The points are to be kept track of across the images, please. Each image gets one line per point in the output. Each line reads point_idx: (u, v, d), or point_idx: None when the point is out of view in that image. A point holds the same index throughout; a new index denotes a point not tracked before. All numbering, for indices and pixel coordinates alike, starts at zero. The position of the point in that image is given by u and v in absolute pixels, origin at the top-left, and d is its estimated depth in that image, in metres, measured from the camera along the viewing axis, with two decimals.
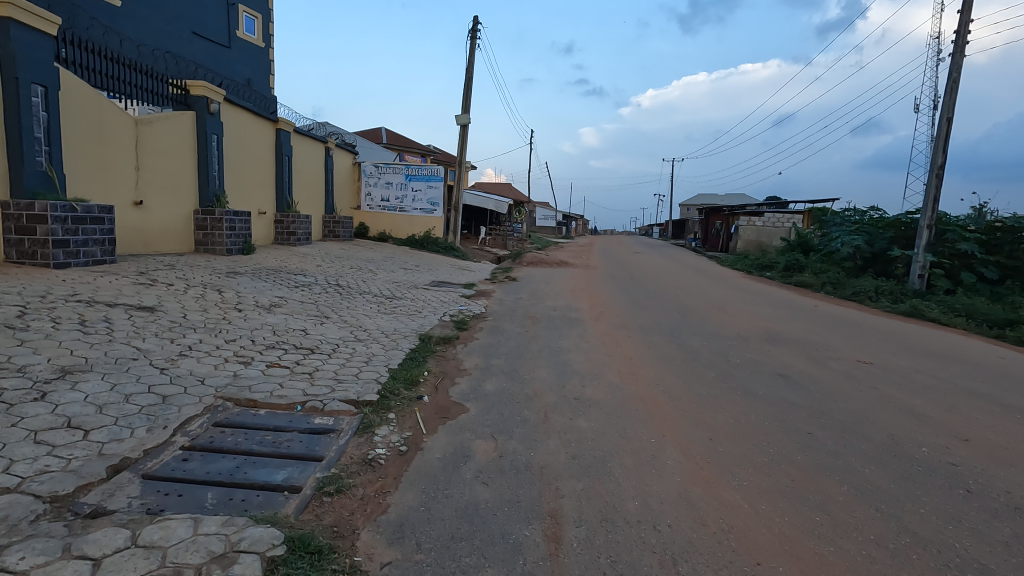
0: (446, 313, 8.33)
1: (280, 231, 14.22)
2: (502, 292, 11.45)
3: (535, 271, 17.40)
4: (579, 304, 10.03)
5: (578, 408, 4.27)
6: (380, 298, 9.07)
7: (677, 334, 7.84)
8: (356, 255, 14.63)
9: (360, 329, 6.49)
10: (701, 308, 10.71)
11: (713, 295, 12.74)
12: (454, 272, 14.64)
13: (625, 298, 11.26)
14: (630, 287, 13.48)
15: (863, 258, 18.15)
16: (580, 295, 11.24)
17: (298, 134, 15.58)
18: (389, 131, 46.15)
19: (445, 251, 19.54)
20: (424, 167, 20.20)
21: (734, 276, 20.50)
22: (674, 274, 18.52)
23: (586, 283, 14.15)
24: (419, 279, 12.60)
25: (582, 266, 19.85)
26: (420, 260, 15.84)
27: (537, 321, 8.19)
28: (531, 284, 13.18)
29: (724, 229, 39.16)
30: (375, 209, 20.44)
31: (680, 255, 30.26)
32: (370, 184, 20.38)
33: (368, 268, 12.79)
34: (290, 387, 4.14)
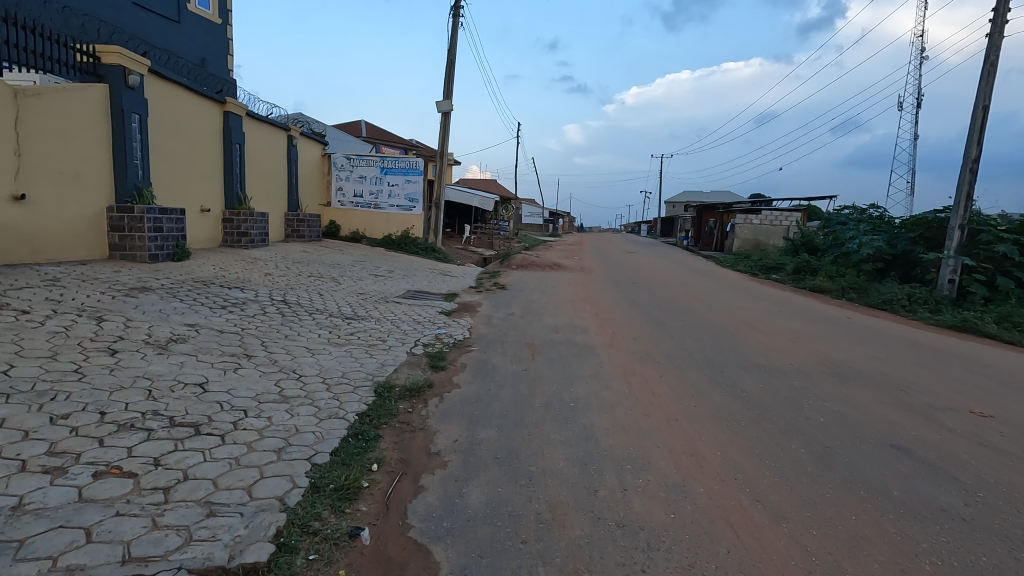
0: (420, 342, 6.42)
1: (229, 231, 12.19)
2: (490, 305, 9.63)
3: (527, 276, 15.60)
4: (584, 322, 8.27)
5: (632, 558, 2.47)
6: (336, 320, 7.12)
7: (716, 367, 6.14)
8: (321, 260, 12.69)
9: (291, 378, 4.56)
10: (727, 325, 9.04)
11: (733, 307, 11.06)
12: (434, 279, 12.72)
13: (635, 312, 9.53)
14: (636, 297, 11.75)
15: (882, 261, 16.72)
16: (582, 309, 9.47)
17: (253, 119, 13.50)
18: (368, 124, 43.96)
19: (425, 253, 17.61)
20: (401, 158, 18.13)
21: (741, 279, 18.92)
22: (678, 278, 16.84)
23: (585, 291, 12.38)
24: (391, 288, 10.71)
25: (576, 269, 18.08)
26: (396, 265, 13.93)
27: (536, 350, 6.42)
28: (523, 294, 11.40)
29: (719, 227, 37.71)
30: (347, 206, 18.47)
31: (675, 254, 28.65)
32: (342, 177, 18.38)
33: (332, 276, 10.88)
34: (104, 539, 2.23)
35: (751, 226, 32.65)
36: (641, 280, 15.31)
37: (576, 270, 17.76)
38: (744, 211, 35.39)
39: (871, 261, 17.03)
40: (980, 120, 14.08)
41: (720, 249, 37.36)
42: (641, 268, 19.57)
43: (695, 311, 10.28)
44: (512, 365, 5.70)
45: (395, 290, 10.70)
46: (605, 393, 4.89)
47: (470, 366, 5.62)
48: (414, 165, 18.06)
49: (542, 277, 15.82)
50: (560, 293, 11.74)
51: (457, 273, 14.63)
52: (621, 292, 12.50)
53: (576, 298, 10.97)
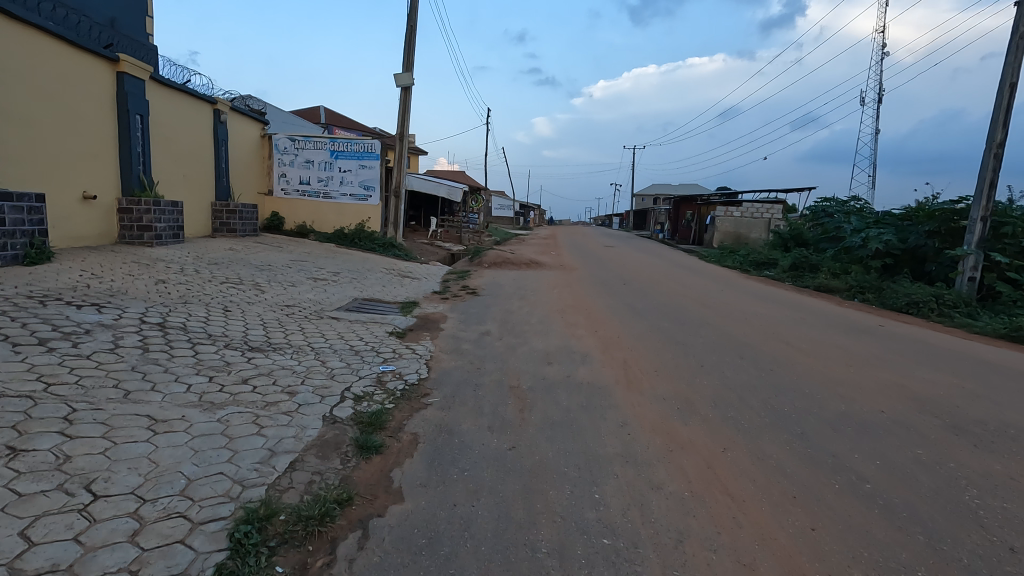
0: (350, 393, 4.22)
1: (127, 224, 9.66)
2: (456, 320, 7.50)
3: (501, 276, 13.49)
4: (582, 347, 6.22)
5: None
6: (231, 355, 4.84)
7: (790, 424, 4.18)
8: (249, 260, 10.31)
9: (67, 508, 2.36)
10: (759, 343, 7.13)
11: (752, 317, 9.18)
12: (390, 283, 10.51)
13: (642, 328, 7.54)
14: (634, 305, 9.80)
15: (890, 257, 15.24)
16: (575, 325, 7.42)
17: (161, 86, 10.95)
18: (327, 109, 41.10)
19: (384, 249, 15.30)
20: (355, 140, 15.67)
21: (734, 277, 17.25)
22: (670, 277, 15.05)
23: (571, 296, 10.35)
24: (332, 298, 8.46)
25: (556, 266, 16.07)
26: (345, 265, 11.63)
27: (526, 400, 4.33)
28: (497, 301, 9.32)
29: (697, 220, 36.39)
30: (292, 195, 16.03)
31: (657, 249, 27.05)
32: (285, 162, 15.92)
33: (256, 281, 8.57)
34: None
35: (732, 219, 31.61)
36: (632, 281, 13.41)
37: (556, 268, 15.77)
38: (724, 203, 34.08)
39: (878, 257, 15.55)
40: (1006, 99, 12.63)
41: (698, 242, 36.05)
42: (627, 265, 17.69)
43: (711, 324, 8.36)
44: (491, 437, 3.60)
45: (337, 300, 8.43)
46: (653, 502, 2.87)
47: (424, 442, 3.50)
48: (369, 148, 15.63)
49: (518, 276, 13.76)
50: (542, 299, 9.70)
51: (420, 274, 12.42)
52: (613, 298, 10.53)
53: (563, 307, 8.94)
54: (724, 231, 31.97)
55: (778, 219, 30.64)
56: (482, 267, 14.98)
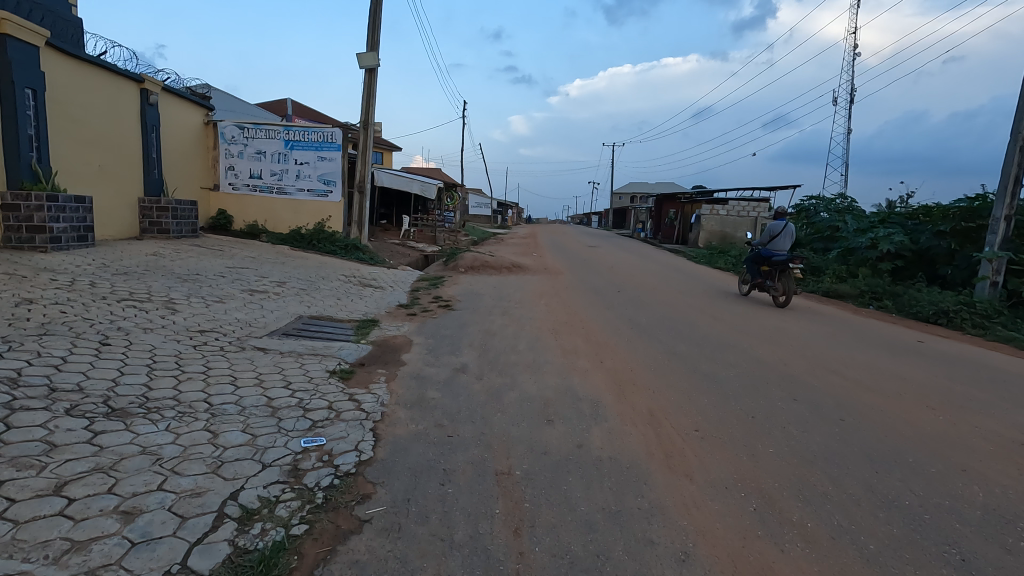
0: (235, 506, 2.59)
1: (14, 223, 7.75)
2: (423, 348, 5.87)
3: (479, 283, 11.88)
4: (588, 390, 4.68)
5: None
6: (67, 431, 3.15)
7: (930, 538, 2.71)
8: (173, 266, 8.51)
9: None
10: (803, 375, 5.70)
11: (777, 335, 7.75)
12: (347, 296, 8.79)
13: (656, 355, 6.04)
14: (636, 319, 8.32)
15: (900, 259, 14.09)
16: (574, 352, 5.88)
17: (64, 54, 9.04)
18: (293, 101, 38.86)
19: (346, 252, 13.53)
20: (312, 128, 13.85)
21: (731, 280, 15.96)
22: (666, 282, 13.67)
23: (562, 309, 8.82)
24: (268, 319, 6.75)
25: (539, 270, 14.52)
26: (297, 272, 9.89)
27: (524, 506, 2.77)
28: (475, 317, 7.72)
29: (681, 219, 35.30)
30: (242, 191, 14.16)
31: (643, 250, 25.80)
32: (234, 153, 14.06)
33: (171, 297, 6.81)
34: None
35: (717, 218, 30.68)
36: (627, 288, 11.94)
37: (540, 272, 14.22)
38: (709, 202, 32.99)
39: (887, 259, 14.40)
40: None
41: (682, 242, 34.97)
42: (616, 269, 16.23)
43: (734, 345, 6.91)
44: None
45: (273, 322, 6.70)
46: None
47: None
48: (329, 138, 13.83)
49: (498, 283, 12.18)
50: (529, 314, 8.13)
51: (386, 282, 10.72)
52: (611, 310, 9.02)
53: (555, 324, 7.39)
54: (710, 230, 30.89)
55: (765, 218, 29.68)
56: (457, 272, 13.35)
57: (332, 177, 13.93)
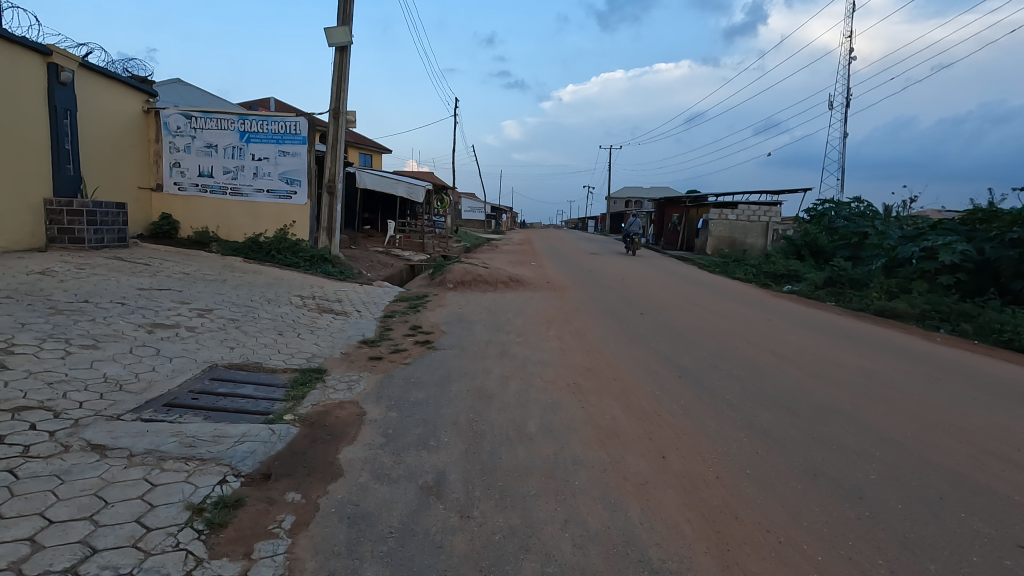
0: None
1: None
2: (378, 431, 3.73)
3: (470, 302, 9.76)
4: (664, 543, 2.58)
5: None
6: None
7: None
8: (56, 289, 6.30)
9: None
10: (977, 476, 3.64)
11: (876, 386, 5.69)
12: (295, 329, 6.57)
13: (739, 437, 3.95)
14: (680, 361, 6.23)
15: (962, 271, 12.13)
16: (616, 437, 3.78)
17: None
18: (275, 99, 36.59)
19: (311, 264, 11.29)
20: (273, 116, 11.63)
21: (761, 295, 13.91)
22: (692, 300, 11.58)
23: (579, 343, 6.72)
24: (156, 377, 4.56)
25: (541, 284, 12.40)
26: (235, 294, 7.70)
27: None
28: (465, 361, 5.61)
29: (686, 224, 33.34)
30: (189, 191, 11.95)
31: (650, 258, 23.83)
32: (179, 147, 11.87)
33: (11, 341, 4.61)
34: None
35: (726, 222, 28.85)
36: (649, 309, 9.85)
37: (542, 287, 12.11)
38: (716, 206, 31.05)
39: (945, 271, 12.45)
40: None
41: (687, 248, 33.03)
42: (629, 281, 14.11)
43: (835, 409, 4.83)
44: None
45: (161, 382, 4.49)
46: None
47: None
48: (292, 128, 11.62)
49: (495, 301, 10.05)
50: (537, 354, 6.01)
51: (354, 305, 8.53)
52: (641, 345, 6.90)
53: (576, 374, 5.27)
54: (718, 236, 28.97)
55: (777, 224, 27.79)
56: (444, 288, 11.20)
57: (296, 175, 11.72)
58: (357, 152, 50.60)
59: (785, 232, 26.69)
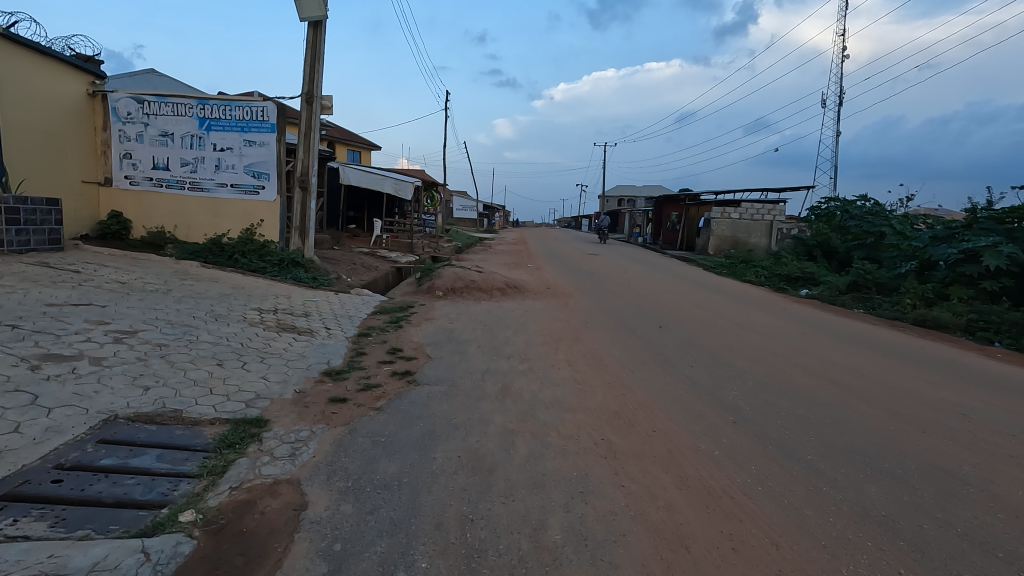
0: None
1: None
2: (319, 546, 2.42)
3: (461, 313, 8.43)
4: None
5: None
6: None
7: None
8: None
9: None
10: None
11: (980, 432, 4.46)
12: (242, 357, 5.19)
13: (858, 540, 2.69)
14: (726, 396, 4.95)
15: (1006, 276, 10.97)
16: (683, 551, 2.50)
17: None
18: None
19: (280, 269, 9.90)
20: (236, 101, 10.21)
21: (781, 301, 12.71)
22: (712, 308, 10.32)
23: (597, 372, 5.42)
24: (13, 442, 3.20)
25: (541, 291, 11.10)
26: (174, 310, 6.31)
27: None
28: (455, 404, 4.28)
29: (686, 223, 32.18)
30: (142, 186, 10.53)
31: (652, 258, 22.61)
32: (130, 135, 10.44)
33: None
34: None
35: (729, 221, 27.71)
36: (667, 322, 8.58)
37: (543, 293, 10.80)
38: (718, 204, 29.92)
39: (987, 276, 11.29)
40: None
41: (688, 248, 31.91)
42: (636, 286, 12.84)
43: (955, 477, 3.58)
44: None
45: (17, 452, 3.11)
46: None
47: None
48: (259, 115, 10.21)
49: (490, 311, 8.73)
50: (548, 391, 4.70)
51: (324, 320, 7.14)
52: (672, 372, 5.62)
53: (604, 424, 3.98)
54: (720, 236, 27.85)
55: (782, 223, 26.71)
56: (432, 296, 9.86)
57: (264, 167, 10.32)
58: (344, 147, 48.99)
59: (792, 232, 25.61)
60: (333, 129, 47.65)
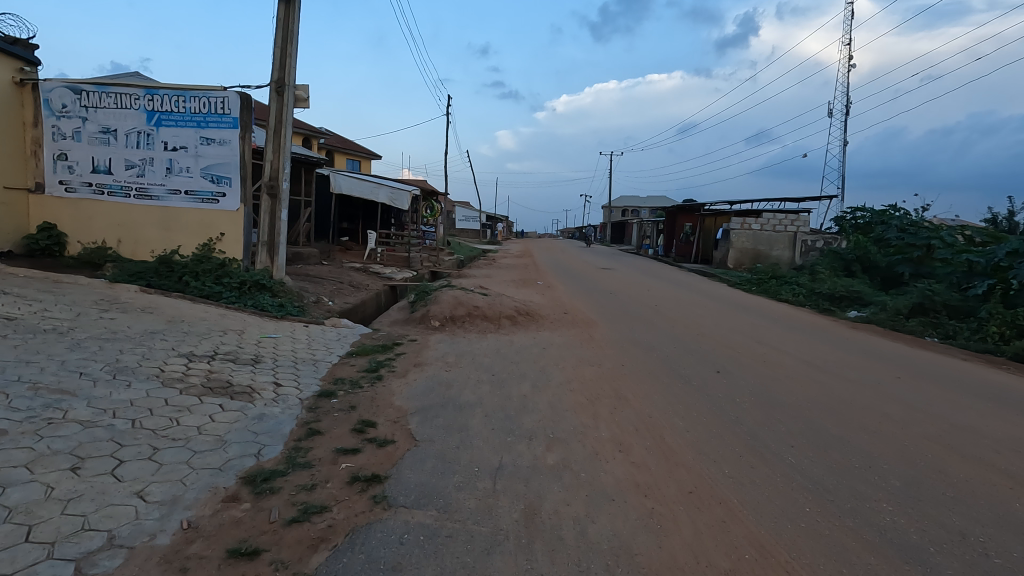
0: None
1: None
2: None
3: (462, 351, 6.60)
4: None
5: None
6: None
7: None
8: None
9: None
10: None
11: None
12: (121, 450, 3.35)
13: None
14: (883, 522, 3.09)
15: None
16: None
17: None
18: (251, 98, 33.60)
19: (241, 294, 8.06)
20: (191, 91, 8.48)
21: (838, 327, 10.86)
22: (767, 341, 8.48)
23: (664, 470, 3.58)
24: None
25: (558, 318, 9.26)
26: (58, 364, 4.47)
27: None
28: (446, 566, 2.43)
29: (701, 234, 30.43)
30: (79, 193, 8.76)
31: (670, 274, 20.80)
32: (67, 132, 8.71)
33: None
34: None
35: (750, 232, 25.94)
36: (723, 364, 6.74)
37: (561, 321, 8.98)
38: (737, 215, 28.13)
39: None
40: None
41: (704, 261, 30.12)
42: (667, 311, 11.00)
43: None
44: None
45: None
46: None
47: None
48: (218, 107, 8.47)
49: (498, 348, 6.89)
50: (602, 522, 2.86)
51: (278, 370, 5.31)
52: (772, 466, 3.77)
53: None
54: (741, 248, 26.08)
55: (807, 235, 24.77)
56: (426, 325, 8.04)
57: (223, 170, 8.57)
58: (344, 157, 47.49)
59: (819, 244, 23.80)
60: (331, 138, 46.19)
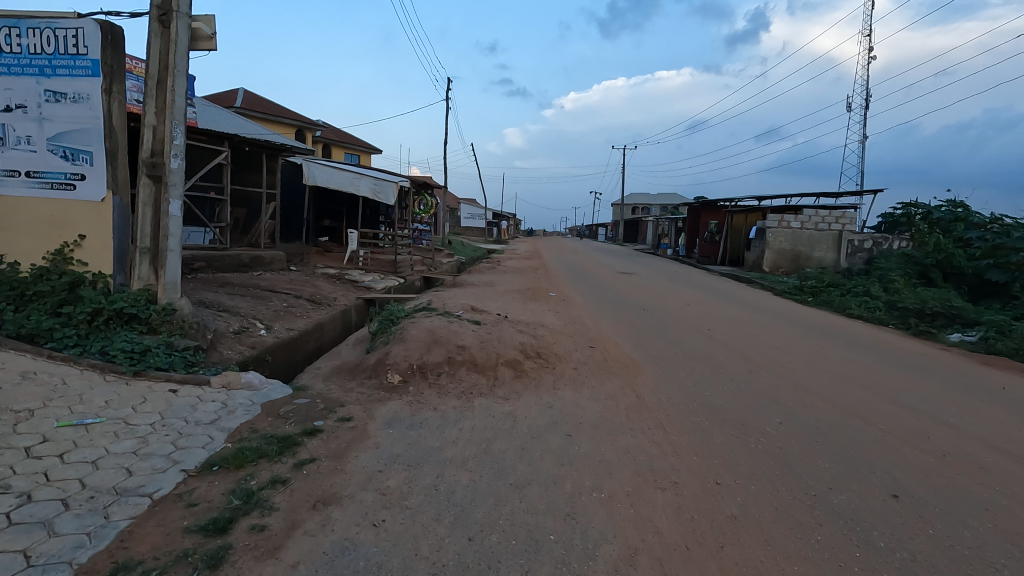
0: None
1: None
2: None
3: (421, 450, 3.67)
4: None
5: None
6: None
7: None
8: None
9: None
10: None
11: None
12: None
13: None
14: None
15: None
16: None
17: None
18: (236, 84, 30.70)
19: (92, 331, 5.16)
20: (30, 20, 5.60)
21: (970, 365, 7.79)
22: (911, 404, 5.46)
23: None
24: None
25: (582, 359, 6.31)
26: None
27: None
28: None
29: (729, 233, 27.35)
30: None
31: (704, 280, 17.78)
32: None
33: None
34: None
35: (789, 231, 22.75)
36: (891, 471, 3.78)
37: (588, 366, 6.03)
38: (772, 211, 25.03)
39: None
40: None
41: (732, 263, 27.17)
42: (731, 341, 8.01)
43: None
44: None
45: None
46: None
47: None
48: (70, 43, 5.59)
49: (489, 437, 3.96)
50: None
51: None
52: None
53: None
54: (778, 249, 22.92)
55: (853, 233, 21.59)
56: (379, 379, 5.12)
57: (80, 141, 5.70)
58: (341, 150, 44.49)
59: (871, 245, 20.71)
60: (327, 129, 43.31)
